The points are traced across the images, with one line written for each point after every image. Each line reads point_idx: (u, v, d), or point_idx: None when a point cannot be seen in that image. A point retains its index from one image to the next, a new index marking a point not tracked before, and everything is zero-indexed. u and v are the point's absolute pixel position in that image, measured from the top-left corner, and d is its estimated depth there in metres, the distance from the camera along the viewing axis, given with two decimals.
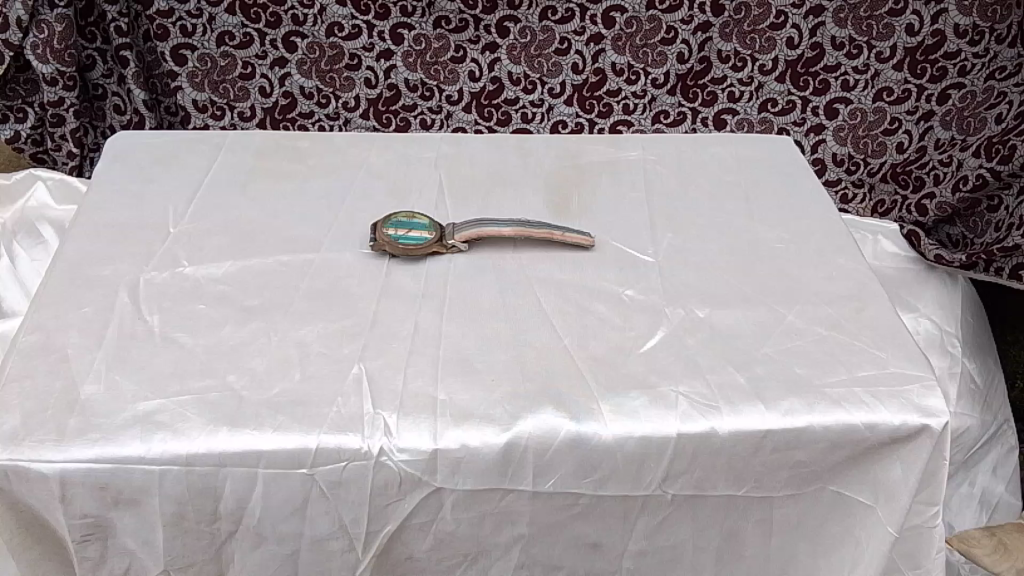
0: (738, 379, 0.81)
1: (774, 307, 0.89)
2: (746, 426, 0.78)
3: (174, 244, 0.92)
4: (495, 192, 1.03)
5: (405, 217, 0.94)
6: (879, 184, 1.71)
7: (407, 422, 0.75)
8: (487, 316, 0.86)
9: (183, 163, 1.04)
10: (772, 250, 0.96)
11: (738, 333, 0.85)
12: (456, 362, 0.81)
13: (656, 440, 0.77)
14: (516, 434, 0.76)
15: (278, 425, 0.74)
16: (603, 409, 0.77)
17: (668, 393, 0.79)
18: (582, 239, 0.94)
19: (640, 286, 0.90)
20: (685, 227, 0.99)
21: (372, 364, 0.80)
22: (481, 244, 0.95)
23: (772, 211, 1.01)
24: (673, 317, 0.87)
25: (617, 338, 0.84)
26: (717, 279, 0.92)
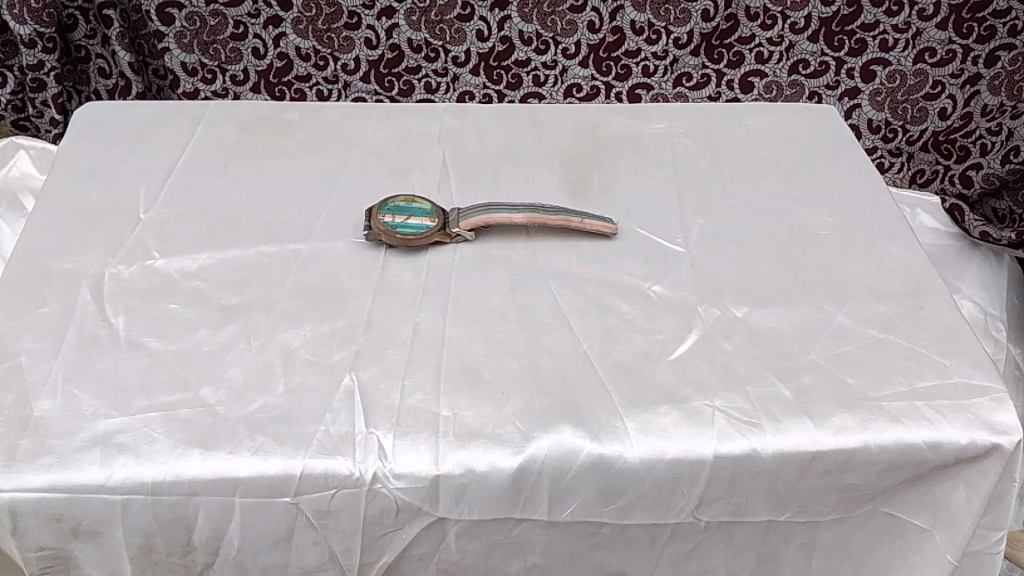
0: (782, 390, 0.71)
1: (822, 305, 0.78)
2: (791, 447, 0.68)
3: (144, 232, 0.82)
4: (505, 171, 0.93)
5: (404, 202, 0.84)
6: (919, 152, 1.64)
7: (404, 444, 0.66)
8: (496, 316, 0.76)
9: (158, 138, 0.94)
10: (818, 237, 0.85)
11: (782, 335, 0.75)
12: (460, 370, 0.71)
13: (689, 463, 0.67)
14: (530, 456, 0.66)
15: (257, 447, 0.65)
16: (628, 428, 0.68)
17: (702, 408, 0.69)
18: (604, 226, 0.83)
19: (669, 280, 0.80)
20: (719, 211, 0.88)
21: (365, 374, 0.70)
22: (490, 231, 0.85)
23: (815, 192, 0.90)
24: (707, 318, 0.76)
25: (643, 342, 0.74)
26: (756, 271, 0.81)
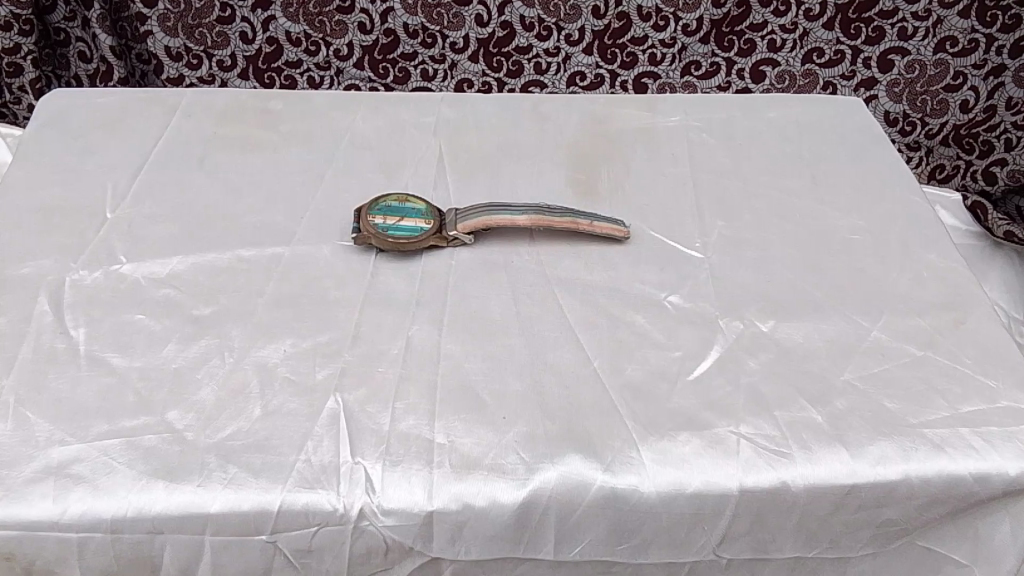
0: (813, 416, 0.64)
1: (854, 318, 0.71)
2: (824, 479, 0.61)
3: (110, 234, 0.74)
4: (506, 168, 0.85)
5: (396, 201, 0.77)
6: (938, 147, 1.58)
7: (395, 475, 0.59)
8: (496, 329, 0.69)
9: (129, 129, 0.86)
10: (848, 242, 0.78)
11: (811, 353, 0.68)
12: (457, 392, 0.64)
13: (710, 498, 0.61)
14: (535, 490, 0.59)
15: (230, 479, 0.58)
16: (644, 458, 0.61)
17: (727, 435, 0.62)
18: (615, 229, 0.76)
19: (686, 290, 0.73)
20: (739, 213, 0.81)
21: (351, 395, 0.63)
22: (491, 234, 0.78)
23: (843, 192, 0.83)
24: (729, 332, 0.69)
25: (659, 360, 0.67)
26: (781, 280, 0.74)
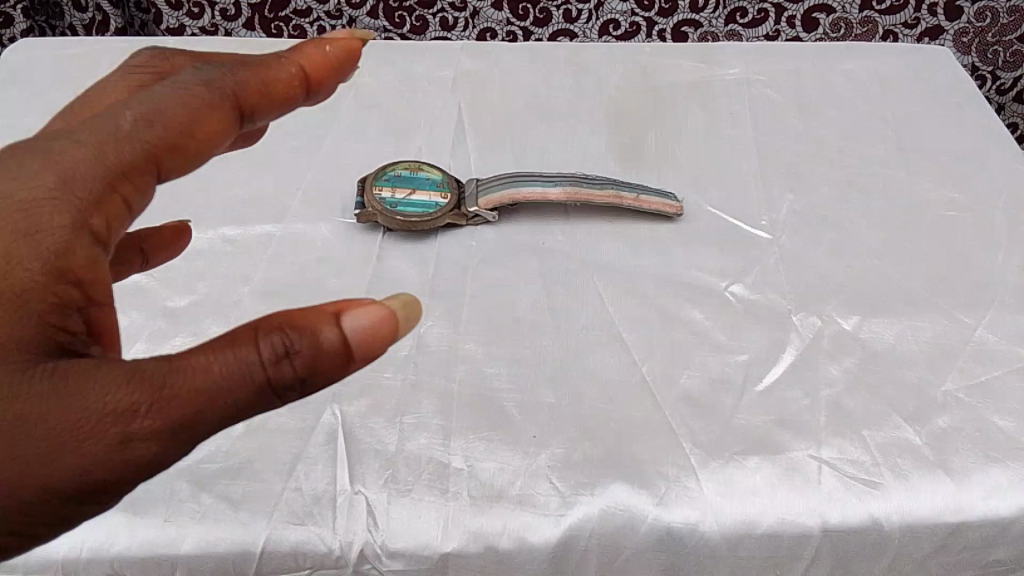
0: (908, 436, 0.53)
1: (954, 313, 0.59)
2: (922, 516, 0.50)
3: None
4: (536, 130, 0.73)
5: (407, 170, 0.65)
6: (1015, 103, 1.35)
7: (403, 509, 0.49)
8: (524, 326, 0.57)
9: None
10: (942, 220, 0.65)
11: (904, 358, 0.57)
12: (478, 406, 0.53)
13: (785, 538, 0.50)
14: (572, 529, 0.49)
15: (204, 512, 0.49)
16: (704, 489, 0.50)
17: (805, 461, 0.51)
18: (666, 205, 0.64)
19: (751, 277, 0.61)
20: (812, 184, 0.68)
21: (351, 408, 0.53)
22: (518, 210, 0.66)
23: (934, 160, 0.70)
24: (805, 331, 0.58)
25: (721, 366, 0.56)
26: (865, 267, 0.62)
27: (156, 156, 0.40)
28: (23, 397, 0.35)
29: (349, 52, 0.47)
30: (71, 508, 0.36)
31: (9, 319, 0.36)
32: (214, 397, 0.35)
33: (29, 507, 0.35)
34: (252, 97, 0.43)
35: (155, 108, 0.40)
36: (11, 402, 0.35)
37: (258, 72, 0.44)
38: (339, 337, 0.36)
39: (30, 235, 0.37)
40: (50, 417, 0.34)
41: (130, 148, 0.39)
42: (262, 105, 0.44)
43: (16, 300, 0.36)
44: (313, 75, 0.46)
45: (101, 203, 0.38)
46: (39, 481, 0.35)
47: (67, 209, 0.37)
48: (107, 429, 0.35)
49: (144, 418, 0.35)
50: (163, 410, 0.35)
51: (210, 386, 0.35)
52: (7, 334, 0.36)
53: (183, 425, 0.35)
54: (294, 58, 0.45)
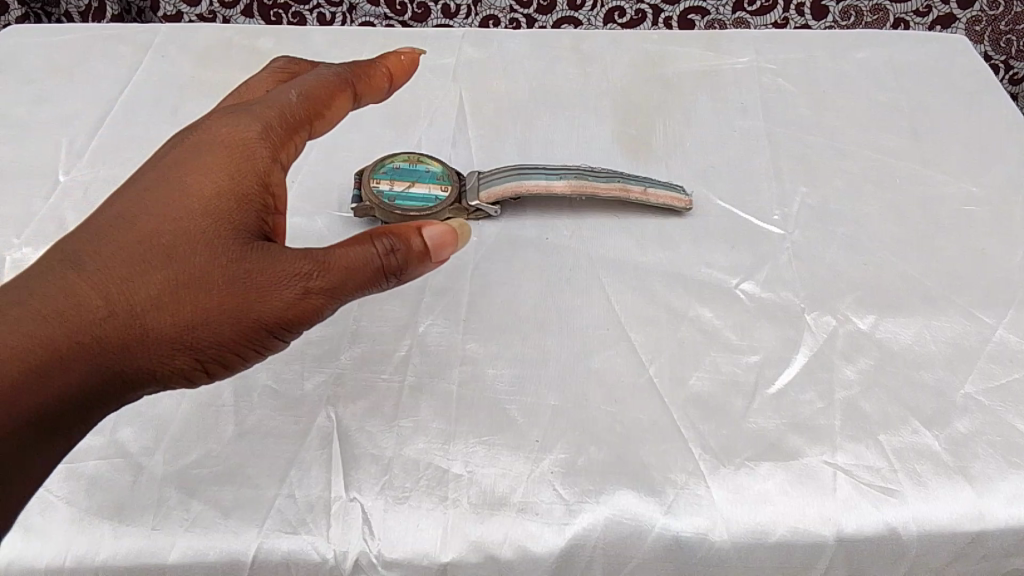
0: (927, 441, 0.51)
1: (974, 312, 0.57)
2: (942, 524, 0.48)
3: (62, 201, 0.62)
4: (540, 121, 0.71)
5: (406, 162, 0.63)
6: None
7: (400, 517, 0.47)
8: (528, 325, 0.55)
9: (92, 73, 0.72)
10: (960, 215, 0.63)
11: (922, 359, 0.54)
12: (479, 408, 0.51)
13: (799, 548, 0.48)
14: (577, 538, 0.47)
15: (193, 520, 0.47)
16: (715, 496, 0.48)
17: (819, 467, 0.49)
18: (675, 199, 0.62)
19: (763, 274, 0.59)
20: (825, 177, 0.66)
21: (347, 410, 0.51)
22: (521, 203, 0.64)
23: (951, 153, 0.68)
24: (819, 331, 0.56)
25: (731, 367, 0.53)
26: (881, 263, 0.60)
27: (311, 116, 0.50)
28: (233, 254, 0.44)
29: (416, 61, 0.57)
30: (242, 351, 0.45)
31: (224, 200, 0.45)
32: (356, 278, 0.44)
33: (214, 342, 0.43)
34: (368, 92, 0.54)
35: (310, 89, 0.50)
36: (224, 257, 0.44)
37: (363, 73, 0.54)
38: (421, 244, 0.45)
39: (247, 138, 0.47)
40: (245, 268, 0.43)
41: (297, 110, 0.49)
42: (368, 100, 0.55)
43: (230, 188, 0.45)
44: (399, 81, 0.56)
45: (286, 141, 0.48)
46: (229, 323, 0.43)
47: (268, 133, 0.48)
48: (285, 286, 0.43)
49: (315, 281, 0.44)
50: (329, 277, 0.44)
51: (356, 267, 0.44)
52: (227, 213, 0.45)
53: (342, 291, 0.44)
54: (380, 62, 0.55)
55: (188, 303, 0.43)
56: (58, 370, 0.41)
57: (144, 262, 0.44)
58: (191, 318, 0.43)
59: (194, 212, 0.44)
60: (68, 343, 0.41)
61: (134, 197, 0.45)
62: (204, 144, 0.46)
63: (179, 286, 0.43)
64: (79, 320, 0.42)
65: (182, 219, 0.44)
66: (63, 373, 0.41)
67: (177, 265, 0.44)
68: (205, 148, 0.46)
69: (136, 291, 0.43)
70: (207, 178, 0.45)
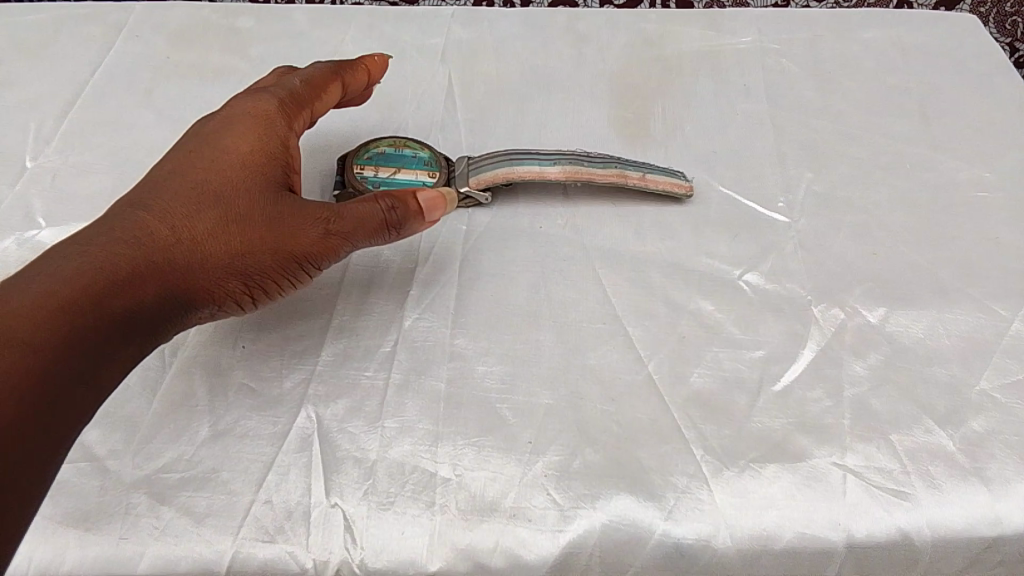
0: (941, 441, 0.48)
1: (987, 305, 0.54)
2: (957, 529, 0.46)
3: (29, 189, 0.59)
4: (532, 104, 0.68)
5: (391, 147, 0.60)
6: None
7: (384, 523, 0.44)
8: (520, 319, 0.52)
9: (61, 54, 0.69)
10: (972, 202, 0.60)
11: (934, 355, 0.52)
12: (469, 407, 0.48)
13: (806, 555, 0.45)
14: (571, 545, 0.44)
15: (164, 528, 0.44)
16: (718, 500, 0.45)
17: (828, 469, 0.47)
18: (675, 185, 0.59)
19: (767, 265, 0.56)
20: (832, 162, 0.63)
21: (328, 410, 0.48)
22: (513, 190, 0.61)
23: (962, 137, 0.65)
24: (826, 325, 0.53)
25: (734, 363, 0.51)
26: (891, 253, 0.57)
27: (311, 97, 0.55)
28: (269, 198, 0.49)
29: (387, 63, 0.61)
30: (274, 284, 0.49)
31: (258, 157, 0.51)
32: (366, 228, 0.48)
33: (257, 271, 0.48)
34: (354, 81, 0.58)
35: (314, 77, 0.56)
36: (260, 201, 0.49)
37: (348, 65, 0.58)
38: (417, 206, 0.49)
39: (269, 110, 0.53)
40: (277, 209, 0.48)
41: (302, 92, 0.55)
42: (354, 91, 0.59)
43: (262, 147, 0.51)
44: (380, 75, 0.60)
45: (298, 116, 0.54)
46: (269, 254, 0.48)
47: (284, 109, 0.54)
48: (315, 224, 0.48)
49: (334, 223, 0.48)
50: (346, 221, 0.48)
51: (365, 217, 0.48)
52: (258, 170, 0.50)
53: (356, 235, 0.49)
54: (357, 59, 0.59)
55: (229, 240, 0.48)
56: (132, 284, 0.45)
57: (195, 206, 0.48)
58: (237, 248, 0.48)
59: (233, 166, 0.50)
60: (142, 262, 0.46)
61: (178, 162, 0.51)
62: (233, 117, 0.52)
63: (227, 223, 0.48)
64: (147, 247, 0.46)
65: (224, 171, 0.50)
66: (136, 287, 0.45)
67: (223, 206, 0.48)
68: (234, 120, 0.52)
69: (191, 227, 0.48)
70: (241, 141, 0.51)
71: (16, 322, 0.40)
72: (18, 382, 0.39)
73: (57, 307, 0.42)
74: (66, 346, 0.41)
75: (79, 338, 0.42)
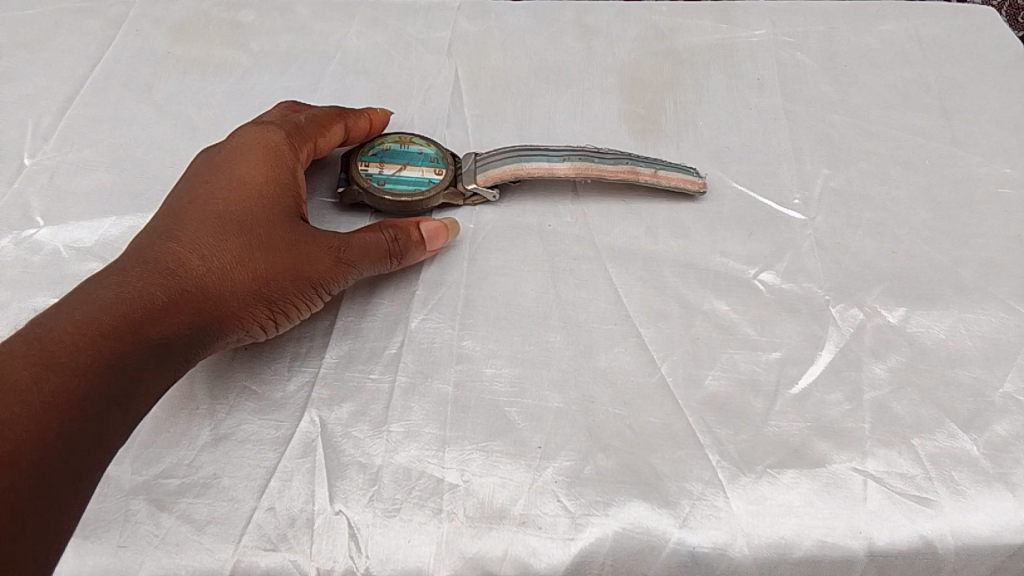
0: (965, 445, 0.47)
1: (1010, 304, 0.53)
2: (982, 537, 0.44)
3: (26, 187, 0.58)
4: (541, 99, 0.66)
5: (396, 144, 0.58)
6: None
7: (391, 531, 0.43)
8: (529, 320, 0.51)
9: (60, 49, 0.68)
10: (994, 198, 0.59)
11: (957, 356, 0.50)
12: (477, 411, 0.47)
13: (826, 564, 0.44)
14: (584, 554, 0.43)
15: (164, 536, 0.43)
16: (735, 507, 0.44)
17: (848, 475, 0.45)
18: (688, 181, 0.58)
19: (783, 264, 0.54)
20: (849, 157, 0.61)
21: (333, 414, 0.47)
22: (521, 187, 0.59)
23: (983, 132, 0.63)
24: (845, 325, 0.51)
25: (750, 364, 0.49)
26: (910, 251, 0.55)
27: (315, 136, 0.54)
28: (287, 224, 0.49)
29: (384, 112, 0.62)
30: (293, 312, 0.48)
31: (272, 185, 0.50)
32: (370, 258, 0.50)
33: (281, 296, 0.47)
34: (356, 128, 0.57)
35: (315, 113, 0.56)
36: (277, 229, 0.48)
37: (350, 112, 0.58)
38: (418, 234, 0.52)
39: (277, 141, 0.52)
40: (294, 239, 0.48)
41: (307, 129, 0.54)
42: (354, 138, 0.58)
43: (275, 176, 0.50)
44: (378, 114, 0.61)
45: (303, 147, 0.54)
46: (290, 279, 0.47)
47: (291, 141, 0.53)
48: (327, 250, 0.48)
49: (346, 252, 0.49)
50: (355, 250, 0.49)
51: (371, 248, 0.50)
52: (271, 197, 0.49)
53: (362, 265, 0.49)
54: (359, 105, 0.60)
55: (251, 267, 0.47)
56: (164, 313, 0.44)
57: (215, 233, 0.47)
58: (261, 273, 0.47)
59: (250, 194, 0.49)
60: (168, 292, 0.44)
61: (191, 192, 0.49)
62: (243, 146, 0.51)
63: (250, 250, 0.47)
64: (173, 275, 0.45)
65: (242, 198, 0.49)
66: (169, 315, 0.44)
67: (244, 232, 0.47)
68: (244, 150, 0.51)
69: (214, 254, 0.46)
70: (253, 169, 0.50)
71: (57, 349, 0.40)
72: (62, 405, 0.39)
73: (98, 335, 0.41)
74: (105, 371, 0.41)
75: (116, 365, 0.41)
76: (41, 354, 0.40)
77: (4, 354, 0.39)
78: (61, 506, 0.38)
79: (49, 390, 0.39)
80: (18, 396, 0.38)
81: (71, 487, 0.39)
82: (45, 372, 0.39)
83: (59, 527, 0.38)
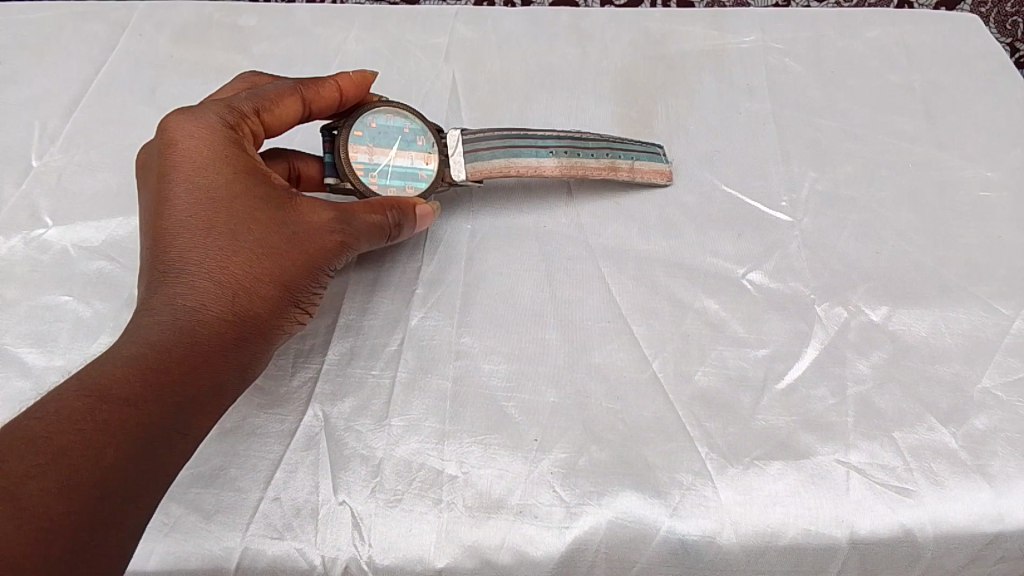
0: (945, 438, 0.48)
1: (991, 304, 0.55)
2: (960, 525, 0.46)
3: (34, 188, 0.59)
4: (537, 104, 0.68)
5: (385, 120, 0.56)
6: None
7: (391, 522, 0.45)
8: (526, 318, 0.53)
9: (65, 53, 0.69)
10: (976, 200, 0.61)
11: (939, 353, 0.52)
12: (475, 405, 0.49)
13: (811, 552, 0.46)
14: (578, 542, 0.45)
15: (172, 525, 0.45)
16: (723, 497, 0.46)
17: (832, 467, 0.47)
18: (654, 175, 0.61)
19: (771, 264, 0.56)
20: (836, 162, 0.63)
21: (334, 409, 0.48)
22: (518, 189, 0.61)
23: (967, 137, 0.65)
24: (831, 323, 0.53)
25: (740, 361, 0.51)
26: (894, 252, 0.57)
27: (259, 110, 0.51)
28: (277, 215, 0.47)
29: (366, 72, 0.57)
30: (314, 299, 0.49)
31: (251, 174, 0.48)
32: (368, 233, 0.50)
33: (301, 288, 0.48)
34: (319, 98, 0.53)
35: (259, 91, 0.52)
36: (276, 223, 0.47)
37: (308, 82, 0.53)
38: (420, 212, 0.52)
39: (221, 127, 0.48)
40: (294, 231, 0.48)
41: (246, 105, 0.50)
42: (320, 109, 0.54)
43: (241, 166, 0.48)
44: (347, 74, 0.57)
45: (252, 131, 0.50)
46: (304, 270, 0.48)
47: (231, 124, 0.49)
48: (328, 234, 0.49)
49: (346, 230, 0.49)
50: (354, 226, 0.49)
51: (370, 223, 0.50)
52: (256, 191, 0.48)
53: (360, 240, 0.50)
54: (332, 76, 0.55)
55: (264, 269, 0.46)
56: (202, 335, 0.43)
57: (213, 245, 0.46)
58: (279, 274, 0.47)
59: (226, 193, 0.47)
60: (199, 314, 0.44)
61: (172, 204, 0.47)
62: (194, 143, 0.48)
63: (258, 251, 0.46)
64: (199, 298, 0.44)
65: (230, 199, 0.47)
66: (207, 338, 0.44)
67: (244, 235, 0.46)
68: (194, 144, 0.48)
69: (225, 267, 0.46)
70: (224, 165, 0.47)
71: (112, 384, 0.39)
72: (127, 432, 0.39)
73: (145, 368, 0.41)
74: (161, 401, 0.41)
75: (165, 395, 0.41)
76: (93, 389, 0.39)
77: (55, 398, 0.39)
78: (123, 530, 0.39)
79: (104, 420, 0.38)
80: (74, 426, 0.38)
81: (132, 511, 0.39)
82: (100, 405, 0.39)
83: (120, 552, 0.39)
